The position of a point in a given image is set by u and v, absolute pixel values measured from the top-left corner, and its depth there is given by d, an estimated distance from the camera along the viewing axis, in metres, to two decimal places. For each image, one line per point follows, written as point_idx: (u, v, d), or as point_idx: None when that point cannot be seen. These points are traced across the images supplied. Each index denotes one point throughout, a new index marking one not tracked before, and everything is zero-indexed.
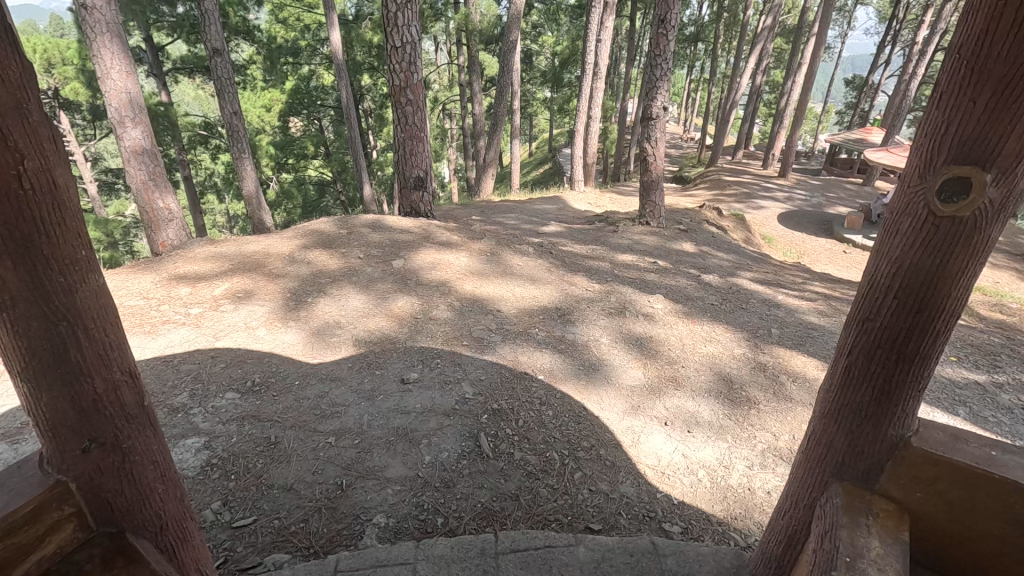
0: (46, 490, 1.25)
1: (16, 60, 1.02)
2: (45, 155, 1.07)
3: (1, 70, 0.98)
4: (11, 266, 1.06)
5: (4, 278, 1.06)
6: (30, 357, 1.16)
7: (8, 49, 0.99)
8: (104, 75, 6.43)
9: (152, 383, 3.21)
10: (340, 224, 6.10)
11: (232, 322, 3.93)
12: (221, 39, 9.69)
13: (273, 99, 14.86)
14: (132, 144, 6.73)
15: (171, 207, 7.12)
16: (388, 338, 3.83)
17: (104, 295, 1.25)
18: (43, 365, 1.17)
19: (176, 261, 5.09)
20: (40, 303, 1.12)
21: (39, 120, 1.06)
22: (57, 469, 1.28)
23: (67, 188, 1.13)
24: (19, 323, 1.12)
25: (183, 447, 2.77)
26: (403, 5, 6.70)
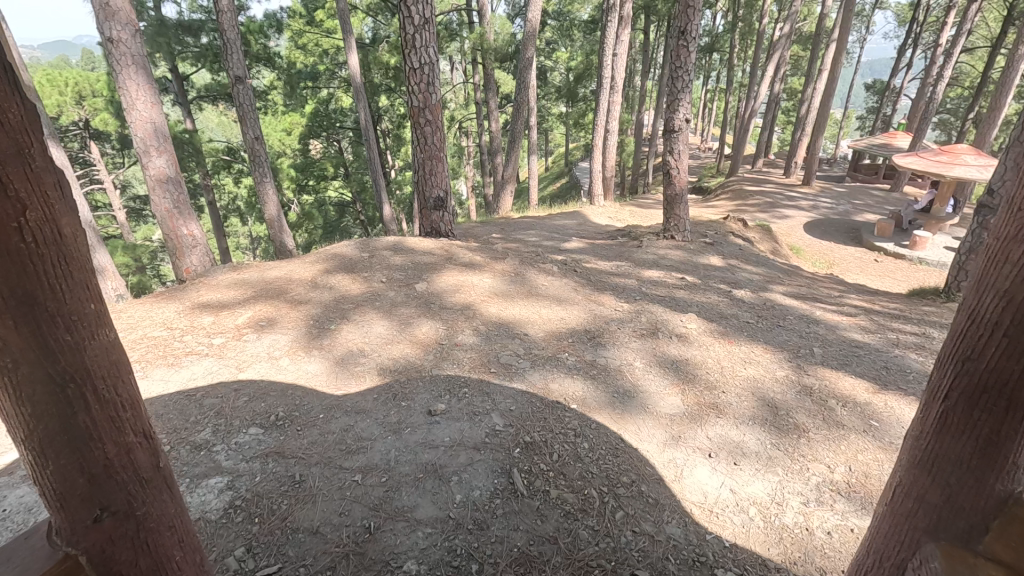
0: (54, 566, 1.12)
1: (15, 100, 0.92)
2: (49, 205, 0.97)
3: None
4: (12, 328, 0.95)
5: (5, 338, 0.95)
6: (36, 424, 1.05)
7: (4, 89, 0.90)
8: (128, 105, 6.53)
9: (176, 420, 3.14)
10: (362, 247, 6.05)
11: (254, 352, 3.85)
12: (242, 66, 9.85)
13: (293, 122, 15.33)
14: (157, 173, 6.79)
15: (195, 233, 7.17)
16: (414, 366, 3.71)
17: (117, 350, 1.16)
18: (49, 433, 1.07)
19: (199, 289, 5.06)
20: (43, 365, 1.01)
21: (42, 165, 0.96)
22: (66, 541, 1.16)
23: (74, 237, 1.03)
24: (22, 387, 1.01)
25: (205, 488, 2.67)
26: (421, 26, 6.69)
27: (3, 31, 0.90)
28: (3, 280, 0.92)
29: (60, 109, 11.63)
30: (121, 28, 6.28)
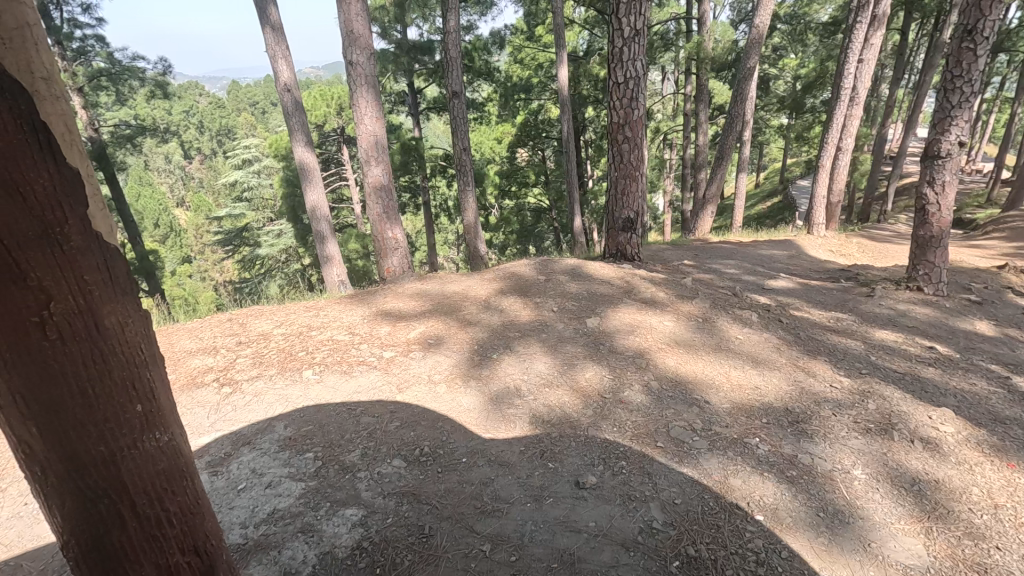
0: None
1: (67, 207, 1.16)
2: (128, 358, 1.28)
3: (78, 279, 1.17)
4: (57, 430, 1.19)
5: (69, 454, 1.21)
6: (75, 521, 1.27)
7: (87, 246, 1.19)
8: (359, 120, 7.21)
9: (333, 434, 3.24)
10: (540, 268, 5.87)
11: (417, 373, 3.89)
12: (459, 82, 10.46)
13: (504, 132, 15.91)
14: (373, 181, 7.41)
15: (398, 237, 7.67)
16: (570, 420, 3.33)
17: (163, 448, 1.38)
18: (82, 519, 1.27)
19: (386, 297, 5.42)
20: (76, 478, 1.23)
21: (128, 315, 1.29)
22: None
23: (136, 363, 1.31)
24: (60, 496, 1.25)
25: (340, 518, 2.59)
26: (630, 39, 6.26)
27: (91, 211, 1.23)
28: (50, 394, 1.17)
29: (324, 119, 14.75)
30: (360, 52, 7.01)
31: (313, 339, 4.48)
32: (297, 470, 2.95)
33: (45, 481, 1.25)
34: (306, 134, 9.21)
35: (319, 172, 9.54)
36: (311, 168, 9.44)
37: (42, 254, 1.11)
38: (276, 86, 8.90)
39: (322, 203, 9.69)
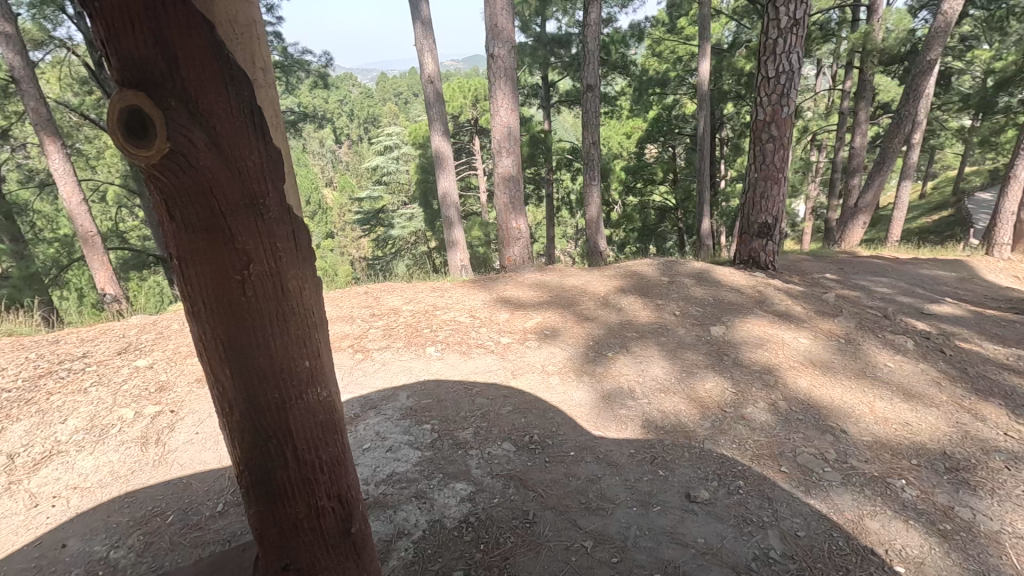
0: None
1: (278, 176, 0.99)
2: (297, 281, 1.02)
3: (241, 167, 0.92)
4: (243, 380, 1.01)
5: (237, 394, 1.02)
6: (244, 471, 1.10)
7: (259, 141, 0.94)
8: (494, 112, 7.43)
9: (449, 410, 3.41)
10: (664, 269, 5.68)
11: (531, 362, 3.96)
12: (595, 75, 10.36)
13: (634, 127, 15.67)
14: (503, 171, 7.63)
15: (522, 227, 7.81)
16: (685, 429, 3.19)
17: (328, 408, 1.14)
18: (253, 469, 1.09)
19: (506, 284, 5.57)
20: (245, 421, 1.05)
21: (299, 232, 1.03)
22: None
23: (305, 289, 1.04)
24: (233, 439, 1.08)
25: (450, 491, 2.73)
26: (787, 29, 5.76)
27: (269, 102, 0.99)
28: (238, 339, 0.99)
29: (461, 110, 15.56)
30: (502, 46, 7.21)
31: (437, 318, 4.74)
32: (415, 439, 3.15)
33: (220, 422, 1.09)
34: (444, 124, 9.69)
35: (452, 161, 10.00)
36: (446, 156, 9.92)
37: (247, 214, 0.94)
38: (422, 78, 9.42)
39: (452, 190, 10.15)
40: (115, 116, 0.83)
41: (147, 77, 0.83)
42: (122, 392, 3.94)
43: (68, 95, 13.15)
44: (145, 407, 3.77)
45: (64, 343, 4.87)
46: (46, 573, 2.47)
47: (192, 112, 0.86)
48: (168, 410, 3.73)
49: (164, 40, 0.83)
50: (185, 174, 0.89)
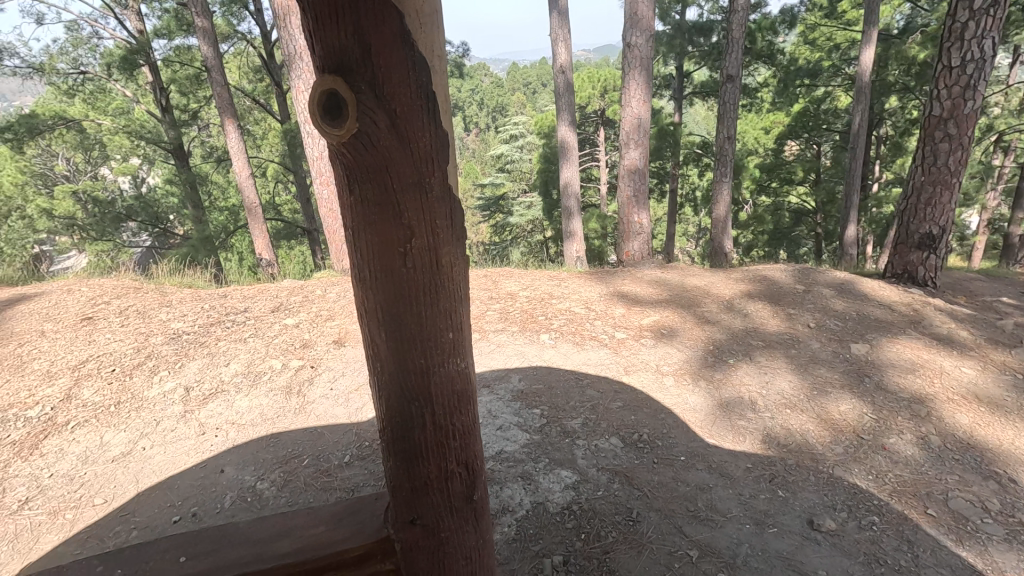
0: (373, 542, 1.31)
1: (444, 159, 0.97)
2: (450, 260, 1.03)
3: (418, 154, 0.91)
4: (395, 346, 1.07)
5: (388, 358, 1.08)
6: (387, 428, 1.19)
7: (435, 125, 0.92)
8: (626, 103, 7.27)
9: (559, 398, 3.45)
10: (800, 277, 5.23)
11: (645, 360, 3.87)
12: (737, 65, 9.68)
13: (775, 121, 14.68)
14: (629, 164, 7.45)
15: (643, 222, 7.57)
16: (812, 451, 2.94)
17: (464, 380, 1.17)
18: (395, 429, 1.18)
19: (625, 279, 5.47)
20: (394, 385, 1.11)
21: (457, 213, 1.03)
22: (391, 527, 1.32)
23: (455, 267, 1.05)
24: (382, 397, 1.16)
25: (555, 477, 2.77)
26: (982, 10, 4.96)
27: (447, 92, 0.97)
28: (395, 308, 1.03)
29: (588, 101, 15.45)
30: (640, 34, 6.99)
31: (553, 306, 4.79)
32: (524, 421, 3.23)
33: (371, 381, 1.17)
34: (572, 114, 9.66)
35: (577, 151, 9.97)
36: (570, 146, 9.90)
37: (414, 194, 0.94)
38: (553, 67, 9.43)
39: (574, 180, 10.13)
40: (314, 101, 0.84)
41: (345, 63, 0.83)
42: (273, 345, 4.48)
43: (244, 82, 14.97)
44: (291, 360, 4.26)
45: (229, 297, 5.63)
46: (210, 491, 2.91)
47: (377, 96, 0.84)
48: (309, 365, 4.19)
49: (360, 30, 0.81)
50: (367, 152, 0.88)
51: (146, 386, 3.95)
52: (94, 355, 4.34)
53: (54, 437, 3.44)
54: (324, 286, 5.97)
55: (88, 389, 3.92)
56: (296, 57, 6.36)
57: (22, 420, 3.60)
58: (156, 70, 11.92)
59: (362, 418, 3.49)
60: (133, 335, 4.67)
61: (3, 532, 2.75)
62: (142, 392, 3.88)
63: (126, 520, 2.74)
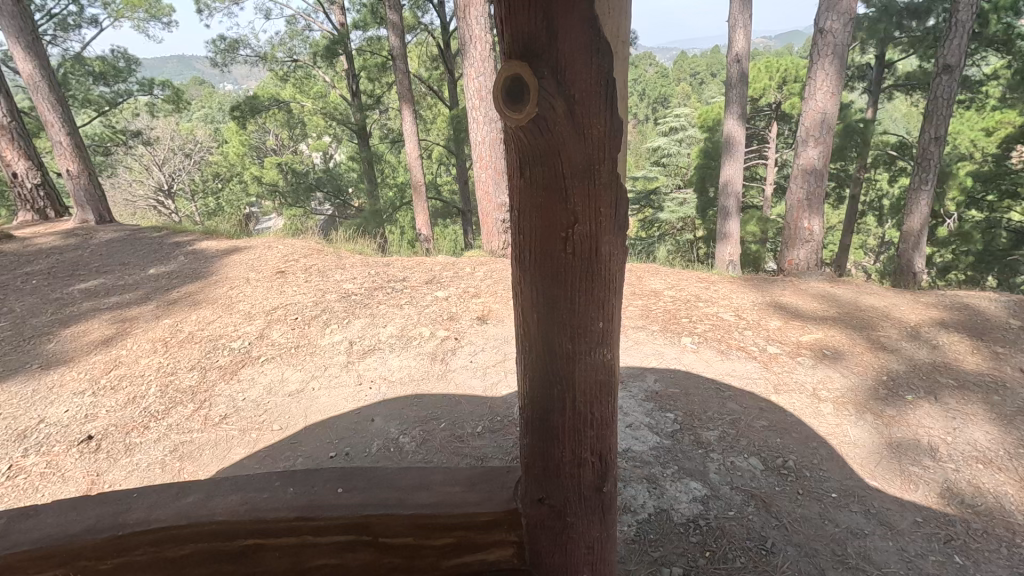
0: (501, 511, 1.38)
1: (617, 146, 0.95)
2: (609, 251, 1.03)
3: (589, 138, 0.91)
4: (546, 329, 1.10)
5: (534, 336, 1.11)
6: (527, 406, 1.23)
7: (609, 110, 0.91)
8: (809, 96, 6.55)
9: (696, 406, 3.28)
10: (1016, 309, 4.34)
11: (800, 380, 3.51)
12: (958, 53, 8.18)
13: (1000, 122, 12.03)
14: (805, 163, 6.73)
15: (814, 229, 6.78)
16: (1007, 520, 2.45)
17: (609, 372, 1.17)
18: (535, 408, 1.21)
19: (785, 289, 5.00)
20: (540, 364, 1.14)
21: (620, 203, 1.00)
22: (519, 500, 1.38)
23: (612, 258, 1.04)
24: (525, 376, 1.20)
25: (683, 486, 2.65)
26: None
27: (626, 79, 0.94)
28: (549, 293, 1.06)
29: (762, 92, 14.24)
30: (837, 18, 6.20)
31: (699, 310, 4.54)
32: (655, 424, 3.13)
33: (518, 360, 1.21)
34: (742, 106, 8.95)
35: (743, 147, 9.24)
36: (737, 142, 9.21)
37: (582, 180, 0.94)
38: (727, 55, 8.78)
39: (737, 178, 9.43)
40: (499, 85, 0.88)
41: (531, 49, 0.85)
42: (424, 314, 4.86)
43: (421, 69, 16.21)
44: (438, 330, 4.59)
45: (391, 265, 6.21)
46: (362, 436, 3.27)
47: (558, 81, 0.86)
48: (453, 336, 4.47)
49: (550, 16, 0.83)
50: (542, 137, 0.91)
51: (319, 335, 4.53)
52: (283, 303, 5.09)
53: (249, 367, 4.11)
54: (473, 264, 6.31)
55: (276, 331, 4.60)
56: (470, 45, 6.71)
57: (227, 349, 4.35)
58: (350, 59, 13.40)
59: (496, 394, 3.65)
60: (313, 290, 5.38)
61: (208, 438, 3.36)
62: (316, 340, 4.46)
63: (295, 448, 3.20)
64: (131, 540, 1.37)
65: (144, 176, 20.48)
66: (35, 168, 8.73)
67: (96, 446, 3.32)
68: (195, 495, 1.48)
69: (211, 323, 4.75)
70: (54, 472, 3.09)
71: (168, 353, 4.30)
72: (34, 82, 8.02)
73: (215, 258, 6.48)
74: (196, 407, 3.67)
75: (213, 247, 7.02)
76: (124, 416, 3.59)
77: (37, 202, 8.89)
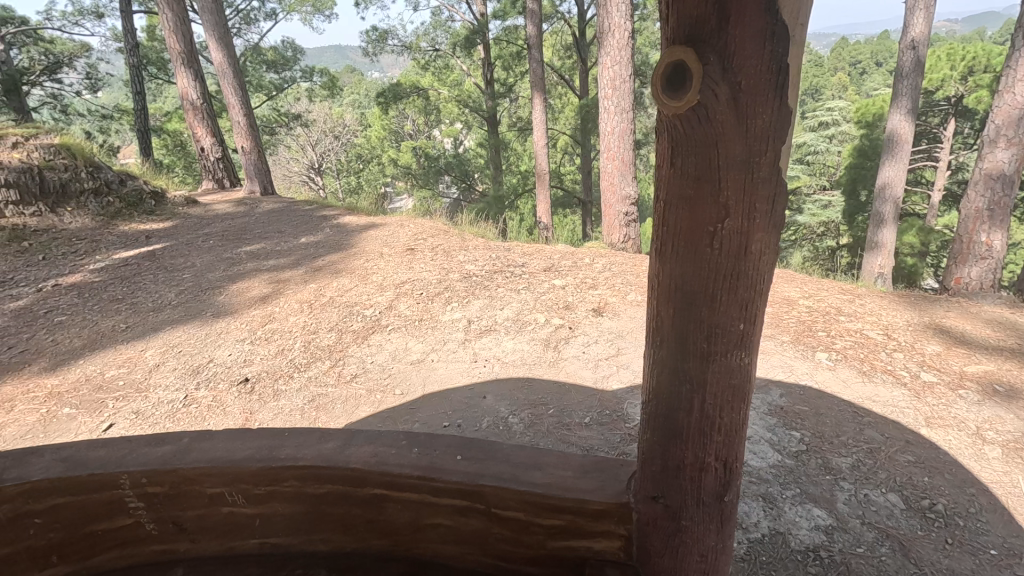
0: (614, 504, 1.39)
1: (781, 139, 0.89)
2: (760, 250, 0.97)
3: (751, 124, 0.86)
4: (680, 326, 1.07)
5: (666, 330, 1.09)
6: (652, 401, 1.22)
7: (776, 98, 0.85)
8: (1004, 88, 5.57)
9: (828, 428, 3.00)
10: None
11: (959, 417, 3.06)
12: None
13: None
14: (990, 167, 5.76)
15: (994, 244, 5.80)
16: None
17: (744, 377, 1.11)
18: (660, 404, 1.20)
19: (949, 311, 4.37)
20: (671, 361, 1.12)
21: (779, 200, 0.94)
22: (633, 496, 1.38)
23: (762, 259, 0.99)
24: (654, 370, 1.18)
25: (805, 511, 2.44)
26: None
27: (800, 65, 0.87)
28: (687, 289, 1.03)
29: (940, 84, 12.43)
30: None
31: (838, 324, 4.14)
32: (779, 441, 2.92)
33: (647, 353, 1.20)
34: (914, 100, 7.87)
35: (910, 147, 8.14)
36: (902, 140, 8.13)
37: (739, 172, 0.90)
38: (900, 41, 7.75)
39: (898, 181, 8.34)
40: (659, 71, 0.87)
41: (697, 35, 0.83)
42: (540, 300, 4.92)
43: (555, 58, 16.27)
44: (553, 317, 4.63)
45: (511, 250, 6.37)
46: (475, 410, 3.43)
47: (725, 68, 0.83)
48: (567, 325, 4.49)
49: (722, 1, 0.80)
50: (700, 128, 0.88)
51: (441, 311, 4.79)
52: (410, 278, 5.44)
53: (378, 334, 4.47)
54: (592, 255, 6.27)
55: (403, 304, 4.94)
56: (608, 33, 6.62)
57: (361, 315, 4.76)
58: (487, 48, 13.77)
59: (607, 387, 3.61)
60: (439, 268, 5.68)
61: (340, 394, 3.72)
62: (438, 315, 4.73)
63: (413, 413, 3.44)
64: (283, 473, 1.56)
65: (299, 154, 22.93)
66: (218, 144, 10.10)
67: (250, 388, 3.81)
68: (334, 442, 1.65)
69: (349, 290, 5.22)
70: (217, 405, 3.61)
71: (312, 314, 4.81)
72: (223, 70, 9.26)
73: (355, 233, 7.08)
74: (332, 364, 4.08)
75: (354, 222, 7.68)
76: (274, 365, 4.09)
77: (217, 173, 10.29)
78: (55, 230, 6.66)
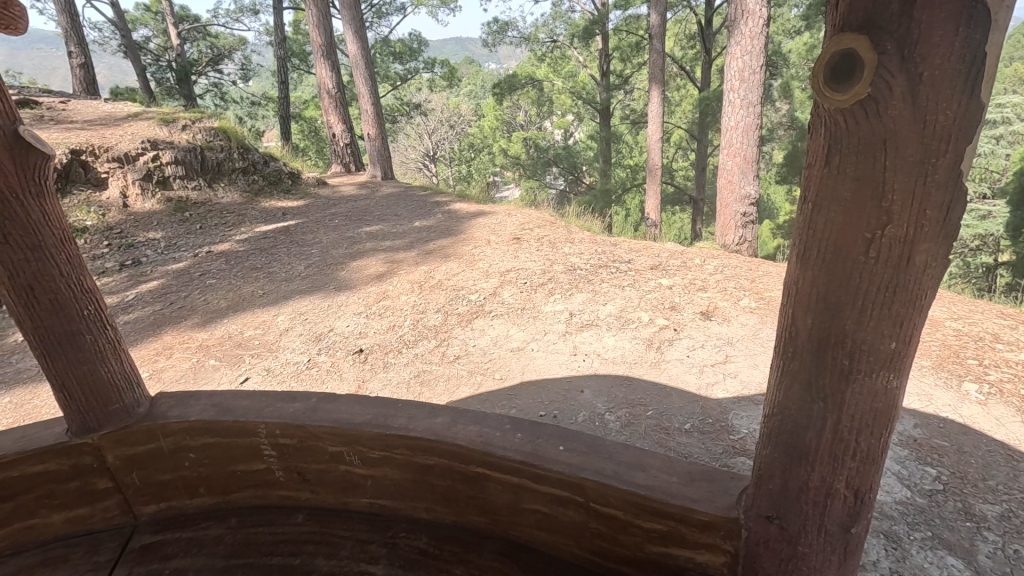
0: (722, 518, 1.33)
1: (966, 138, 0.79)
2: (927, 262, 0.87)
3: (930, 119, 0.77)
4: (818, 338, 1.00)
5: (800, 339, 1.02)
6: (776, 414, 1.15)
7: (963, 92, 0.75)
8: None
9: (971, 470, 2.64)
10: None
11: None
12: None
13: None
14: None
15: None
16: None
17: (889, 402, 1.01)
18: (785, 419, 1.12)
19: None
20: (804, 374, 1.05)
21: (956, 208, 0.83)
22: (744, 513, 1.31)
23: (927, 272, 0.89)
24: (783, 382, 1.10)
25: (936, 558, 2.17)
26: None
27: (996, 57, 0.76)
28: (832, 298, 0.95)
29: None
30: None
31: (994, 352, 3.61)
32: (909, 476, 2.62)
33: (776, 364, 1.13)
34: None
35: None
36: None
37: (911, 174, 0.81)
38: None
39: None
40: (823, 61, 0.80)
41: (873, 20, 0.75)
42: (645, 299, 4.79)
43: (676, 49, 15.60)
44: (657, 318, 4.49)
45: (618, 246, 6.24)
46: (571, 402, 3.43)
47: (904, 57, 0.75)
48: (672, 327, 4.33)
49: None
50: (867, 123, 0.80)
51: (544, 302, 4.82)
52: (515, 267, 5.53)
53: (481, 319, 4.60)
54: (703, 256, 5.99)
55: (507, 291, 5.04)
56: (740, 20, 6.24)
57: (467, 299, 4.93)
58: (605, 39, 13.47)
59: (711, 395, 3.45)
60: (544, 259, 5.72)
61: (443, 372, 3.90)
62: (540, 306, 4.76)
63: (510, 398, 3.51)
64: (395, 441, 1.66)
65: (417, 142, 24.13)
66: (347, 130, 10.88)
67: (364, 358, 4.11)
68: (443, 418, 1.72)
69: (456, 275, 5.42)
70: (334, 370, 3.93)
71: (421, 294, 5.06)
72: (357, 61, 9.94)
73: (465, 219, 7.33)
74: (437, 344, 4.27)
75: (465, 209, 7.95)
76: (386, 339, 4.36)
77: (345, 157, 11.11)
78: (210, 203, 7.57)
